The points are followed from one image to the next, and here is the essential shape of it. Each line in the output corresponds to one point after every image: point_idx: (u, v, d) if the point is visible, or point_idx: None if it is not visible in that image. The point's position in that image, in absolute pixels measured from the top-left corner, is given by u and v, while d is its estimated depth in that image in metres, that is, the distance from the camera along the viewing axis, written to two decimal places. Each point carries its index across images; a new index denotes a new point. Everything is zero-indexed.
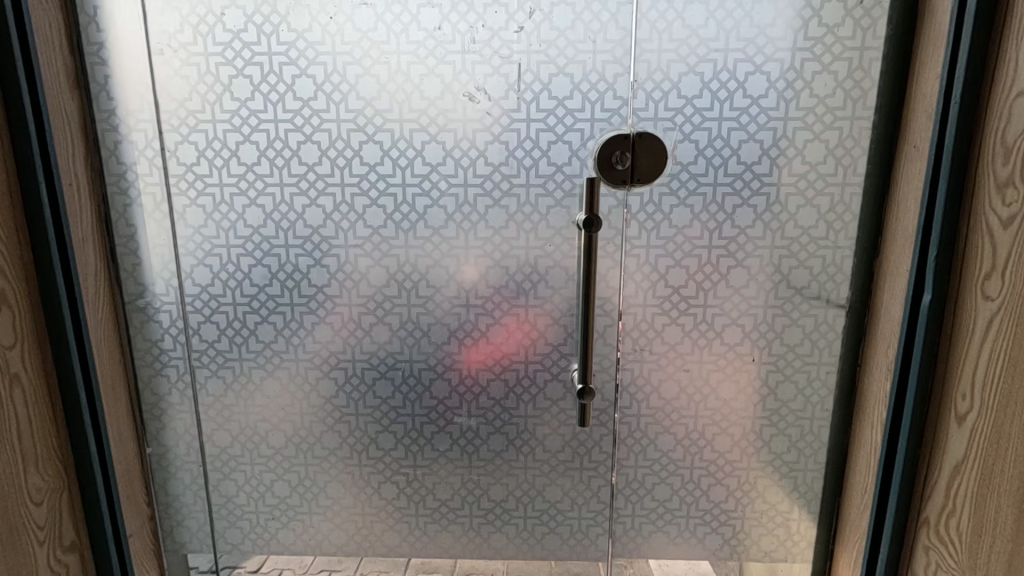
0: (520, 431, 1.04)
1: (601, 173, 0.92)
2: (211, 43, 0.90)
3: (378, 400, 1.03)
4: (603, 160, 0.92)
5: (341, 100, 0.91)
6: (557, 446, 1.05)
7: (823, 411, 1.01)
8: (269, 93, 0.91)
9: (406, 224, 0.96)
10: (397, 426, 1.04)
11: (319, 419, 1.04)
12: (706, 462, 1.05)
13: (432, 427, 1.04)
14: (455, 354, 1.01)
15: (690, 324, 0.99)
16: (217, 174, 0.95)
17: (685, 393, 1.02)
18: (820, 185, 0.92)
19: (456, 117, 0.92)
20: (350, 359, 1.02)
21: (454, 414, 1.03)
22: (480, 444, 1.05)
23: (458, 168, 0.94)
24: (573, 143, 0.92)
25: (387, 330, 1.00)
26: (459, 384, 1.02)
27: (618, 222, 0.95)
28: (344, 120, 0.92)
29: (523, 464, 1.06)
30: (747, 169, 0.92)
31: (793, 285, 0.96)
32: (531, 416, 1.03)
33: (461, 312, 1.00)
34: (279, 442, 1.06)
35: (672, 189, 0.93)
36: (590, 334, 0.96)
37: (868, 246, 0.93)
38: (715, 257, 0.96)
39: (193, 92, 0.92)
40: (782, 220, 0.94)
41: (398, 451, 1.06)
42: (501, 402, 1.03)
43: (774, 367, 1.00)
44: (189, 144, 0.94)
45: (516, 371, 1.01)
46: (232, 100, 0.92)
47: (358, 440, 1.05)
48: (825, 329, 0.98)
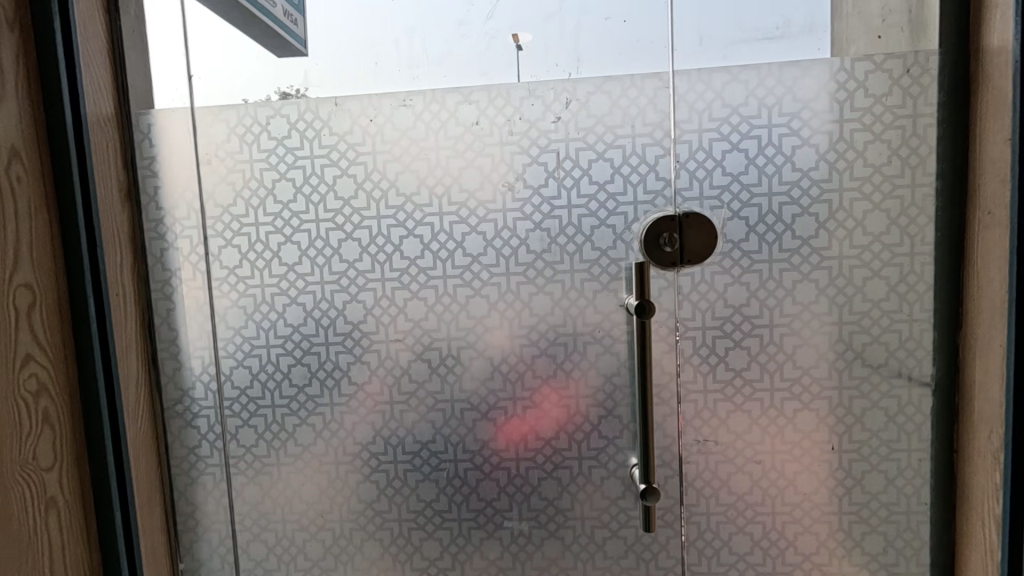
0: (577, 536, 0.95)
1: (648, 255, 0.88)
2: (256, 151, 0.93)
3: (422, 504, 0.96)
4: (651, 241, 0.88)
5: (382, 197, 0.92)
6: (619, 552, 0.95)
7: (919, 504, 0.90)
8: (311, 194, 0.92)
9: (448, 317, 0.93)
10: (443, 531, 0.97)
11: (360, 526, 0.98)
12: (789, 566, 0.93)
13: (481, 532, 0.96)
14: (503, 452, 0.94)
15: (757, 410, 0.91)
16: (259, 275, 0.94)
17: (758, 487, 0.92)
18: (886, 256, 0.86)
19: (496, 207, 0.91)
20: (392, 461, 0.96)
21: (504, 517, 0.95)
22: (533, 551, 0.96)
23: (500, 257, 0.91)
24: (617, 227, 0.89)
25: (431, 428, 0.95)
26: (508, 484, 0.95)
27: (670, 304, 0.90)
28: (384, 216, 0.92)
29: (582, 572, 0.95)
30: (804, 244, 0.87)
31: (869, 363, 0.89)
32: (588, 518, 0.94)
33: (508, 406, 0.94)
34: (318, 554, 0.99)
35: (724, 268, 0.89)
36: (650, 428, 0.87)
37: (948, 318, 0.86)
38: (778, 336, 0.89)
39: (238, 197, 0.93)
40: (849, 294, 0.88)
41: (445, 560, 0.97)
42: (555, 502, 0.94)
43: (857, 455, 0.90)
44: (232, 247, 0.94)
45: (569, 468, 0.94)
46: (275, 203, 0.93)
47: (401, 549, 0.97)
48: (910, 411, 0.88)
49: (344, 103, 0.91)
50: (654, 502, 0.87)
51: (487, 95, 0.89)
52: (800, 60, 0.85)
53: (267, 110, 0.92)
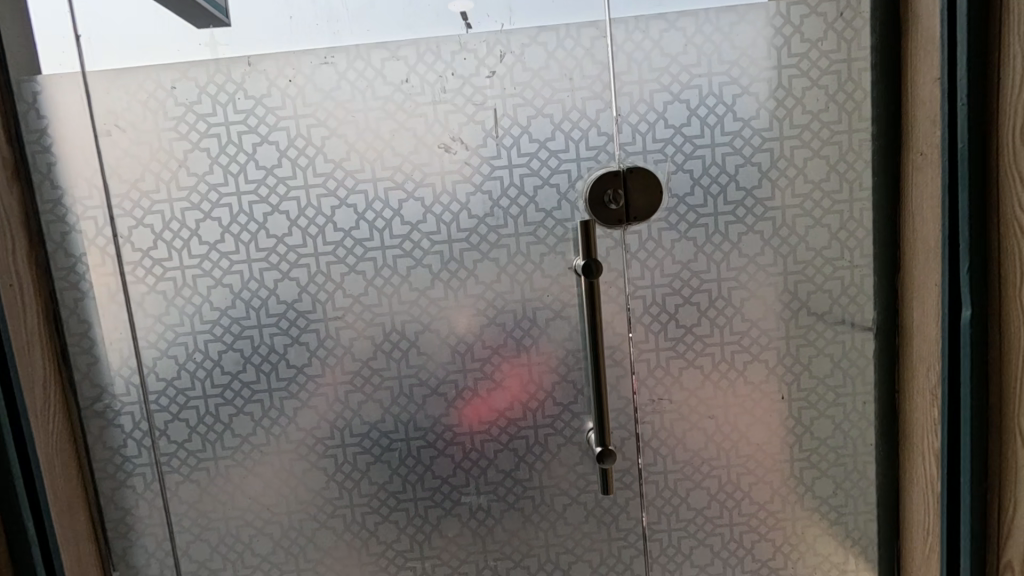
0: (537, 505, 0.93)
1: (594, 214, 0.86)
2: (163, 119, 0.84)
3: (375, 487, 0.92)
4: (596, 200, 0.86)
5: (308, 164, 0.85)
6: (580, 517, 0.93)
7: (865, 445, 0.92)
8: (229, 164, 0.85)
9: (390, 290, 0.88)
10: (399, 514, 0.93)
11: (310, 516, 0.93)
12: (746, 516, 0.94)
13: (438, 511, 0.93)
14: (456, 427, 0.91)
15: (708, 365, 0.90)
16: (177, 256, 0.86)
17: (714, 442, 0.92)
18: (827, 203, 0.87)
19: (433, 171, 0.86)
20: (340, 446, 0.91)
21: (461, 493, 0.92)
22: (493, 525, 0.93)
23: (442, 225, 0.87)
24: (561, 186, 0.86)
25: (379, 407, 0.90)
26: (463, 459, 0.92)
27: (619, 264, 0.88)
28: (313, 185, 0.85)
29: (544, 541, 0.94)
30: (747, 194, 0.86)
31: (814, 311, 0.89)
32: (547, 486, 0.92)
33: (458, 378, 0.90)
34: (266, 549, 0.93)
35: (671, 223, 0.87)
36: (603, 390, 0.86)
37: (886, 262, 0.87)
38: (726, 290, 0.89)
39: (146, 172, 0.85)
40: (793, 244, 0.88)
41: (402, 543, 0.93)
42: (512, 474, 0.92)
43: (806, 403, 0.91)
44: (144, 227, 0.86)
45: (525, 437, 0.91)
46: (189, 177, 0.85)
47: (356, 535, 0.93)
48: (854, 356, 0.90)
49: (258, 63, 0.83)
50: (612, 464, 0.87)
51: (416, 50, 0.83)
52: (737, 6, 0.83)
53: (172, 73, 0.83)
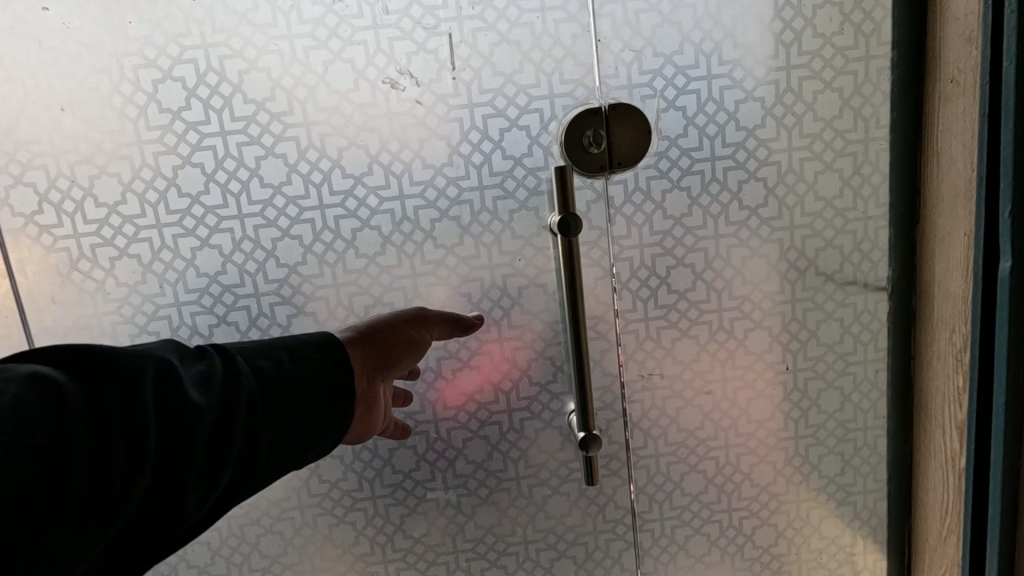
0: (514, 499, 0.82)
1: (571, 160, 0.73)
2: (35, 49, 0.67)
3: (326, 485, 0.80)
4: (575, 143, 0.73)
5: (224, 106, 0.70)
6: (563, 509, 0.83)
7: (876, 418, 0.83)
8: (125, 106, 0.69)
9: (334, 259, 0.75)
10: (356, 514, 0.81)
11: (252, 520, 0.80)
12: (746, 500, 0.85)
13: (401, 509, 0.81)
14: (418, 415, 0.79)
15: (705, 335, 0.79)
16: (69, 222, 0.71)
17: (711, 420, 0.82)
18: (840, 144, 0.75)
19: (378, 112, 0.71)
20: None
21: (427, 488, 0.81)
22: (465, 522, 0.82)
23: (391, 178, 0.73)
24: (531, 128, 0.73)
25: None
26: (428, 451, 0.80)
27: (601, 221, 0.76)
28: (231, 131, 0.70)
29: (522, 538, 0.83)
30: (749, 135, 0.74)
31: (823, 270, 0.78)
32: (525, 477, 0.81)
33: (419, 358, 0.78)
34: (204, 560, 0.81)
35: (661, 171, 0.75)
36: (585, 370, 0.75)
37: (904, 212, 0.76)
38: (724, 248, 0.77)
39: (20, 117, 0.69)
40: (799, 193, 0.76)
41: (361, 546, 0.82)
42: (485, 465, 0.81)
43: (813, 373, 0.81)
44: (24, 186, 0.70)
45: (499, 423, 0.80)
46: (76, 124, 0.69)
47: (306, 540, 0.81)
48: (867, 319, 0.80)
49: None
50: (596, 451, 0.77)
51: None
52: None
53: None
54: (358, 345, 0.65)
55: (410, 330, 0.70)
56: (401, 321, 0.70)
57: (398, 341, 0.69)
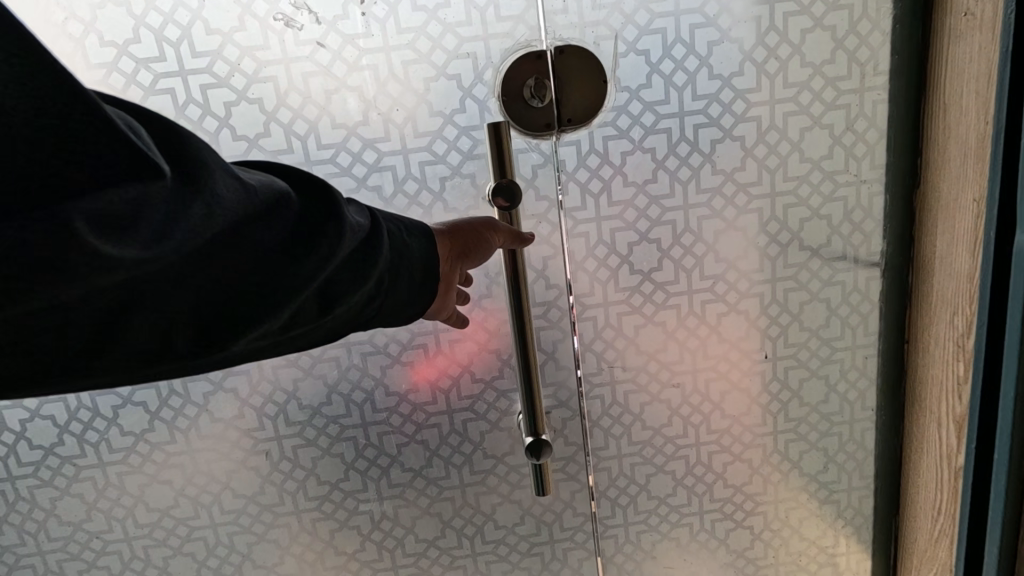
0: (457, 509, 0.75)
1: (511, 116, 0.62)
2: None
3: (240, 501, 0.72)
4: (515, 97, 0.61)
5: (77, 49, 0.56)
6: (514, 518, 0.76)
7: (864, 410, 0.74)
8: None
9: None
10: (277, 531, 0.74)
11: (158, 542, 0.74)
12: (720, 502, 0.77)
13: (330, 524, 0.74)
14: (344, 420, 0.69)
15: (673, 321, 0.69)
16: None
17: (680, 416, 0.73)
18: (830, 95, 0.63)
19: (272, 57, 0.58)
20: (188, 454, 0.70)
21: (358, 499, 0.73)
22: (404, 535, 0.75)
23: (295, 140, 0.60)
24: (463, 78, 0.60)
25: (234, 402, 0.68)
26: (358, 459, 0.71)
27: (552, 189, 0.65)
28: (90, 78, 0.56)
29: (469, 551, 0.77)
30: (724, 85, 0.62)
31: (808, 245, 0.68)
32: (470, 485, 0.74)
33: (340, 356, 0.67)
34: None
35: (621, 129, 0.63)
36: (532, 365, 0.64)
37: (904, 174, 0.65)
38: (695, 220, 0.66)
39: None
40: (782, 155, 0.65)
41: (285, 566, 0.76)
42: (423, 473, 0.73)
43: (795, 362, 0.72)
44: None
45: (438, 426, 0.71)
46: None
47: (222, 560, 0.75)
48: (856, 300, 0.70)
49: None
50: (547, 457, 0.67)
51: None
52: None
53: None
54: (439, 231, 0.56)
55: (488, 227, 0.58)
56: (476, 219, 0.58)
57: (468, 244, 0.57)
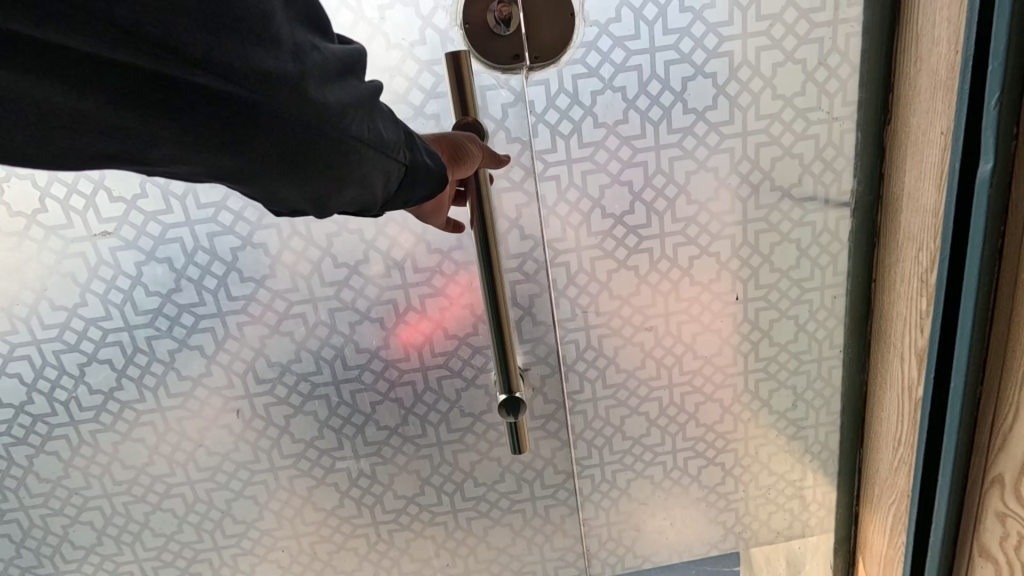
0: (438, 466, 0.78)
1: (476, 48, 0.61)
2: None
3: (217, 458, 0.75)
4: (481, 30, 0.61)
5: None
6: (495, 475, 0.79)
7: (830, 348, 0.76)
8: None
9: (181, 189, 0.61)
10: (256, 488, 0.77)
11: (138, 500, 0.76)
12: (693, 440, 0.79)
13: (308, 480, 0.77)
14: (315, 376, 0.72)
15: (645, 265, 0.70)
16: None
17: (653, 358, 0.74)
18: (803, 29, 0.62)
19: None
20: (159, 412, 0.71)
21: (334, 457, 0.76)
22: (383, 491, 0.79)
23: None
24: (422, 6, 0.59)
25: (201, 359, 0.69)
26: (331, 416, 0.74)
27: (524, 129, 0.63)
28: None
29: (449, 507, 0.81)
30: (696, 18, 0.61)
31: (779, 185, 0.68)
32: (447, 443, 0.77)
33: (307, 312, 0.68)
34: (89, 540, 0.79)
35: (590, 67, 0.61)
36: (504, 324, 0.66)
37: (876, 111, 0.65)
38: (667, 162, 0.66)
39: None
40: (755, 91, 0.64)
41: (267, 520, 0.79)
42: (399, 430, 0.76)
43: (765, 303, 0.73)
44: None
45: (414, 384, 0.73)
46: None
47: (201, 518, 0.79)
48: (826, 241, 0.71)
49: None
50: (520, 415, 0.69)
51: None
52: None
53: None
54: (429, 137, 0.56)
55: (475, 143, 0.57)
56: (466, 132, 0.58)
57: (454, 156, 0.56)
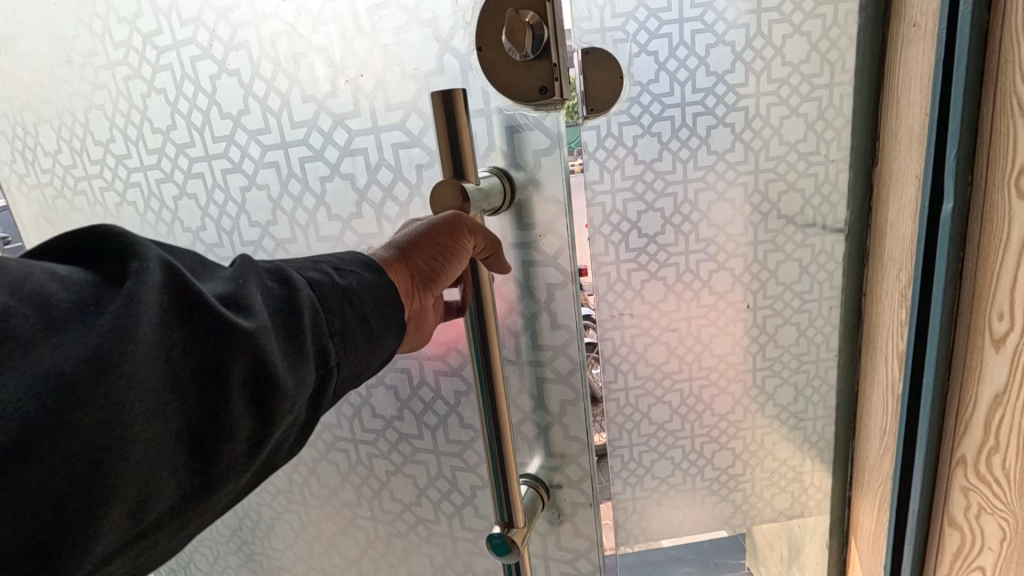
0: (445, 555, 0.95)
1: (506, 85, 0.68)
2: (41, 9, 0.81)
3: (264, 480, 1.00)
4: (508, 68, 0.66)
5: (171, 14, 0.75)
6: None
7: (828, 351, 0.89)
8: (105, 41, 0.80)
9: (288, 209, 0.83)
10: (291, 515, 1.01)
11: None
12: (708, 428, 0.94)
13: (333, 526, 0.99)
14: (339, 431, 0.92)
15: (672, 277, 0.85)
16: (81, 164, 0.90)
17: (676, 355, 0.89)
18: (806, 90, 0.77)
19: (281, 32, 0.73)
20: None
21: (358, 516, 0.97)
22: (397, 563, 0.99)
23: (270, 118, 0.78)
24: (439, 34, 0.70)
25: None
26: (352, 473, 0.94)
27: (557, 174, 0.72)
28: (183, 46, 0.77)
29: None
30: (718, 80, 0.77)
31: (784, 213, 0.83)
32: (458, 532, 0.92)
33: None
34: None
35: (633, 117, 0.78)
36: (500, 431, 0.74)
37: (865, 152, 0.77)
38: (692, 192, 0.81)
39: (47, 80, 0.85)
40: (765, 138, 0.80)
41: (302, 547, 1.03)
42: (412, 508, 0.93)
43: (771, 311, 0.88)
44: (55, 142, 0.89)
45: (424, 464, 0.90)
46: (30, 92, 0.88)
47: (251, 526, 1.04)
48: (825, 260, 0.85)
49: None
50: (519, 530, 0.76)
51: None
52: None
53: None
54: (389, 256, 0.63)
55: (448, 237, 0.64)
56: (428, 226, 0.64)
57: (430, 261, 0.64)
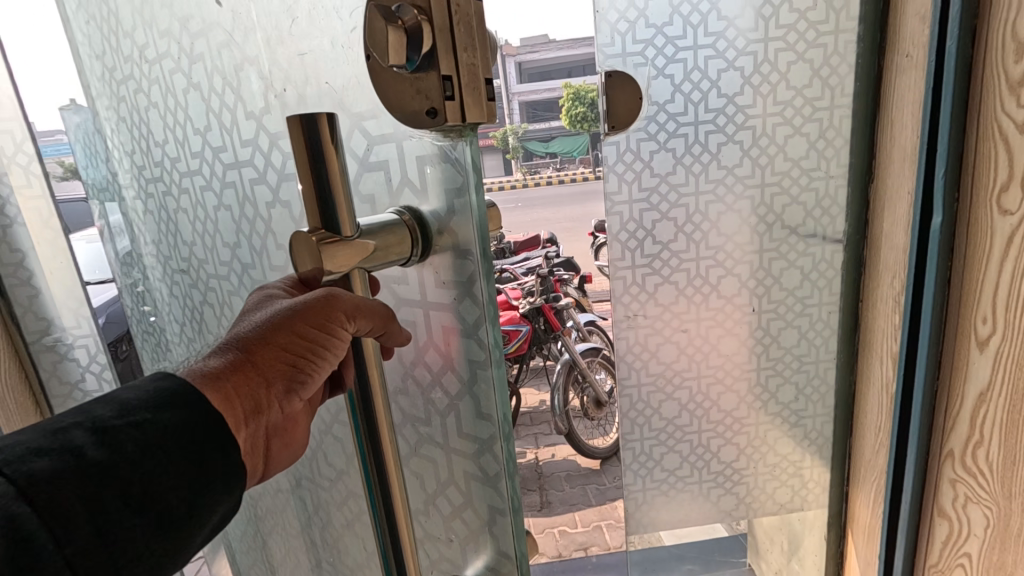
0: None
1: (386, 96, 0.43)
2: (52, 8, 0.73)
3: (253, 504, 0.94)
4: (384, 74, 0.42)
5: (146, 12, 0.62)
6: None
7: (827, 352, 0.96)
8: (99, 40, 0.69)
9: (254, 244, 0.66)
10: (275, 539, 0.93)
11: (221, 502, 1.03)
12: (714, 424, 1.00)
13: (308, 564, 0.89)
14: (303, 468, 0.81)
15: (683, 281, 0.92)
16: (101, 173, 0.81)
17: (685, 354, 0.96)
18: (808, 112, 0.85)
19: (223, 35, 0.56)
20: None
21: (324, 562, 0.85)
22: None
23: (229, 137, 0.61)
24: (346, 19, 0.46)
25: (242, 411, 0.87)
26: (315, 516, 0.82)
27: (467, 228, 0.45)
28: (159, 50, 0.63)
29: None
30: (729, 102, 0.84)
31: (788, 224, 0.90)
32: None
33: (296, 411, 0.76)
34: None
35: (650, 134, 0.84)
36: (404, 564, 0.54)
37: (863, 169, 0.84)
38: (703, 204, 0.89)
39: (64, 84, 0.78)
40: (771, 154, 0.87)
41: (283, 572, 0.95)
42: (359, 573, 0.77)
43: (775, 315, 0.95)
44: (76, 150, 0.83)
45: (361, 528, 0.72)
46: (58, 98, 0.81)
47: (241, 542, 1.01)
48: (824, 268, 0.91)
49: None
50: None
51: None
52: None
53: None
54: (232, 357, 0.45)
55: (318, 327, 0.46)
56: (291, 311, 0.46)
57: (292, 363, 0.47)
